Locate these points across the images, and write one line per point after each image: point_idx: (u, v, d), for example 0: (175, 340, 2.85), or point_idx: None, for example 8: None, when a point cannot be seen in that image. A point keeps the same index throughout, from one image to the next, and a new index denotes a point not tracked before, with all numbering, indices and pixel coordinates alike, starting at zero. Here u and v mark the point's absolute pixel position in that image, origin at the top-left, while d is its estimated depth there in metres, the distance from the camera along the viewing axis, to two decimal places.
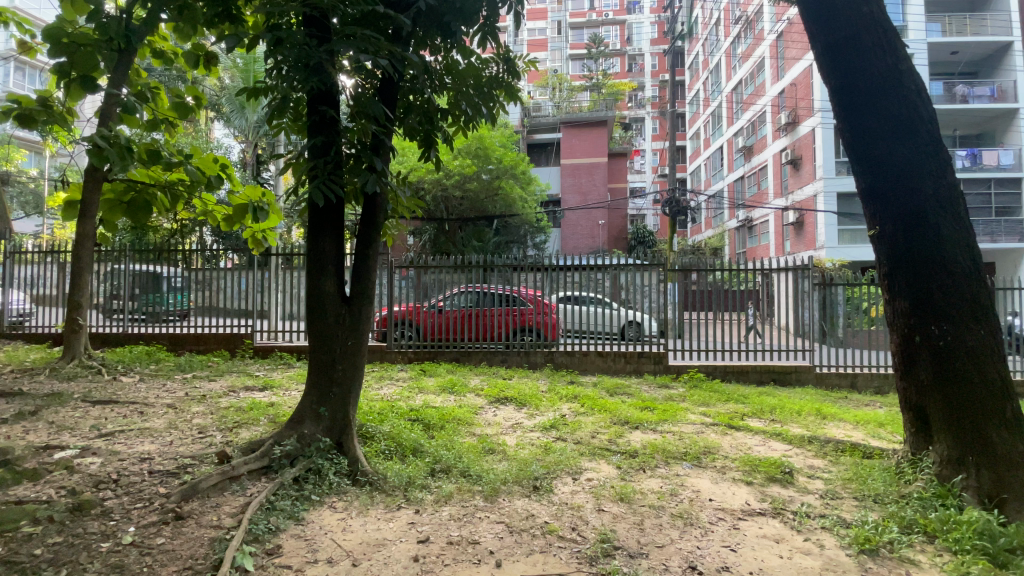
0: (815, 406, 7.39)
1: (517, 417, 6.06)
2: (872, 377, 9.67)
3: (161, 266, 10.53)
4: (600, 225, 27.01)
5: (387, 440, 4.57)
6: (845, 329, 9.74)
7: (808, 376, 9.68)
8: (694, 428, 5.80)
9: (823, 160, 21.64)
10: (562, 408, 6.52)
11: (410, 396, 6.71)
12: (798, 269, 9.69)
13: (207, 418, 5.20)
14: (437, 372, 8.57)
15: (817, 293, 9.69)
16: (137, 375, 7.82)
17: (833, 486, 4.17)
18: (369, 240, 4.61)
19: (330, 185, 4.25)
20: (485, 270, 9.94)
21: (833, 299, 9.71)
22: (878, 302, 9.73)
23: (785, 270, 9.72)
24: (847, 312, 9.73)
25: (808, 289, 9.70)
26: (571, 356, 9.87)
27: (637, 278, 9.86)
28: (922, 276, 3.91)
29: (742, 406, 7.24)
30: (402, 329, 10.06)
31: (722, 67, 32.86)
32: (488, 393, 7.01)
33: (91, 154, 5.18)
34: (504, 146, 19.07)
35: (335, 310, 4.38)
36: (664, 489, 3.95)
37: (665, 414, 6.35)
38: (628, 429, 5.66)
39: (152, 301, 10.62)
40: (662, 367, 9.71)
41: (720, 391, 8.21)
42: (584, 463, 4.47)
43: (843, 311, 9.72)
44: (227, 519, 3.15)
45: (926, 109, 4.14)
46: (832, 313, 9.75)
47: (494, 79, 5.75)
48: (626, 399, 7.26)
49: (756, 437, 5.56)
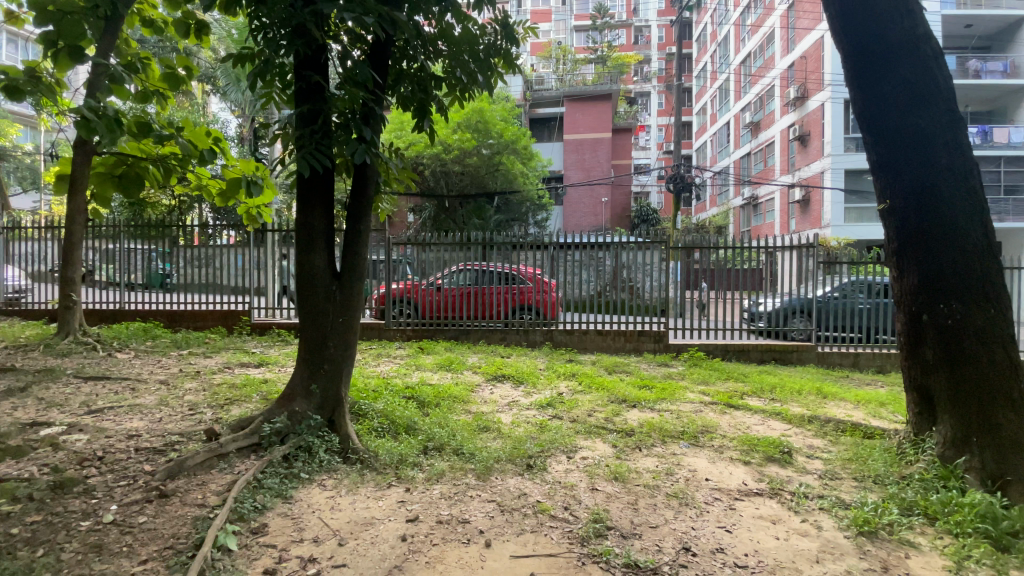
0: (817, 386, 7.32)
1: (514, 394, 6.00)
2: (875, 356, 9.55)
3: (161, 243, 10.44)
4: (603, 203, 26.59)
5: (380, 417, 4.49)
6: (850, 308, 9.65)
7: (811, 355, 9.58)
8: (693, 407, 5.72)
9: (831, 136, 21.25)
10: (559, 386, 6.47)
11: (406, 373, 6.67)
12: (802, 247, 9.48)
13: (198, 395, 5.14)
14: (435, 349, 8.51)
15: (822, 272, 9.48)
16: (132, 352, 7.76)
17: (832, 466, 4.11)
18: (360, 214, 4.47)
19: (318, 155, 4.13)
20: (485, 247, 9.76)
21: (836, 278, 9.54)
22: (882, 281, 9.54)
23: (790, 248, 9.51)
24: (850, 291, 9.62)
25: (812, 268, 9.50)
26: (571, 334, 9.75)
27: (639, 257, 9.73)
28: (931, 251, 3.76)
29: (742, 385, 7.17)
30: (400, 307, 9.98)
31: (731, 39, 32.05)
32: (485, 371, 6.96)
33: (79, 126, 5.01)
34: (505, 121, 18.66)
35: (325, 286, 4.29)
36: (660, 468, 3.88)
37: (663, 393, 6.27)
38: (626, 407, 5.59)
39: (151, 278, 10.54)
40: (663, 346, 9.62)
41: (720, 369, 8.14)
42: (580, 441, 4.41)
43: (847, 290, 9.61)
44: (212, 497, 3.11)
45: (944, 75, 3.91)
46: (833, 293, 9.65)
47: (491, 46, 5.50)
48: (624, 377, 7.21)
49: (755, 417, 5.48)
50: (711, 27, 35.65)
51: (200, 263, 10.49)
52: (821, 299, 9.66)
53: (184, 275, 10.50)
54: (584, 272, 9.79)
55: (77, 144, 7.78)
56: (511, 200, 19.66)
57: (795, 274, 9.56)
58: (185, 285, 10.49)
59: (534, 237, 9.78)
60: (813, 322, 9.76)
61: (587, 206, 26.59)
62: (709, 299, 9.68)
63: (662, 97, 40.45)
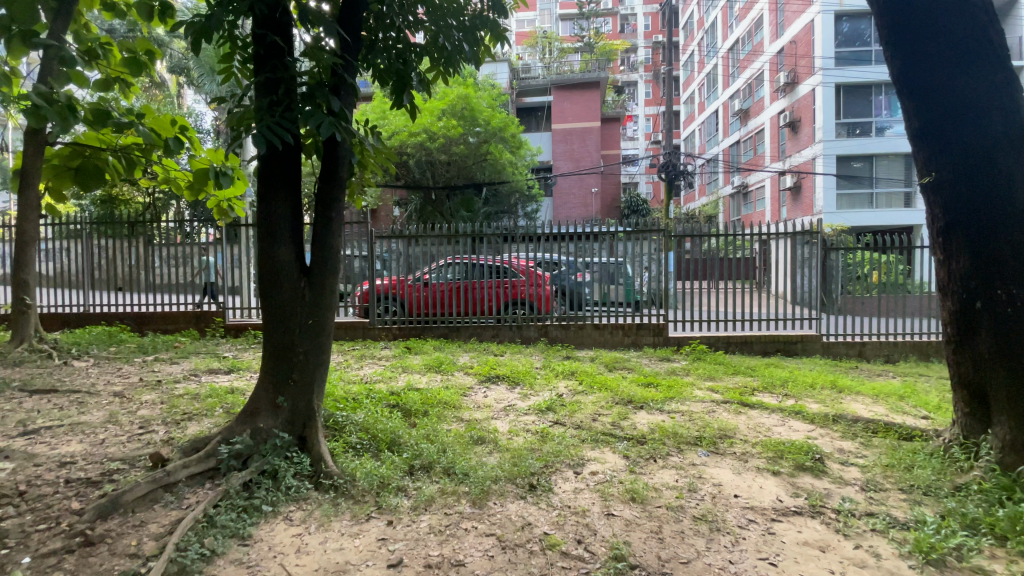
0: (829, 378, 6.90)
1: (510, 397, 5.49)
2: (881, 345, 9.22)
3: (136, 242, 9.75)
4: (593, 193, 26.07)
5: (359, 432, 3.93)
6: (848, 297, 9.27)
7: (816, 346, 9.19)
8: (704, 406, 5.25)
9: (823, 121, 20.90)
10: (559, 387, 5.95)
11: (392, 377, 6.11)
12: (797, 235, 9.19)
13: (154, 410, 4.55)
14: (423, 348, 7.98)
15: (819, 260, 9.19)
16: (92, 359, 7.08)
17: (873, 475, 3.66)
18: (332, 199, 3.98)
19: (279, 130, 3.55)
20: (474, 239, 9.22)
21: (831, 267, 9.20)
22: (877, 268, 9.21)
23: (783, 236, 9.20)
24: (844, 277, 9.23)
25: (807, 256, 9.23)
26: (566, 329, 9.26)
27: (632, 247, 9.21)
28: (987, 229, 3.38)
29: (752, 380, 6.74)
30: (385, 304, 9.39)
31: (718, 26, 31.66)
32: (478, 372, 6.42)
33: (27, 113, 4.30)
34: (492, 108, 18.00)
35: (293, 283, 3.79)
36: (682, 484, 3.40)
37: (670, 391, 5.79)
38: (632, 409, 5.10)
39: (121, 279, 9.84)
40: (663, 340, 9.16)
41: (726, 363, 7.68)
42: (587, 452, 3.91)
43: (843, 278, 9.24)
44: (150, 544, 2.56)
45: (994, 26, 3.49)
46: (830, 282, 9.25)
47: (478, 17, 5.00)
48: (626, 375, 6.72)
49: (773, 416, 5.02)
50: (698, 14, 35.29)
51: (174, 262, 9.79)
52: (817, 287, 9.28)
53: (159, 275, 9.81)
54: (578, 265, 9.28)
55: (28, 133, 7.03)
56: (500, 191, 19.07)
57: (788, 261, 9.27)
58: (156, 285, 9.82)
59: (525, 228, 9.21)
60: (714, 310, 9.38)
61: (577, 197, 26.06)
62: (705, 290, 9.24)
63: (649, 86, 40.08)
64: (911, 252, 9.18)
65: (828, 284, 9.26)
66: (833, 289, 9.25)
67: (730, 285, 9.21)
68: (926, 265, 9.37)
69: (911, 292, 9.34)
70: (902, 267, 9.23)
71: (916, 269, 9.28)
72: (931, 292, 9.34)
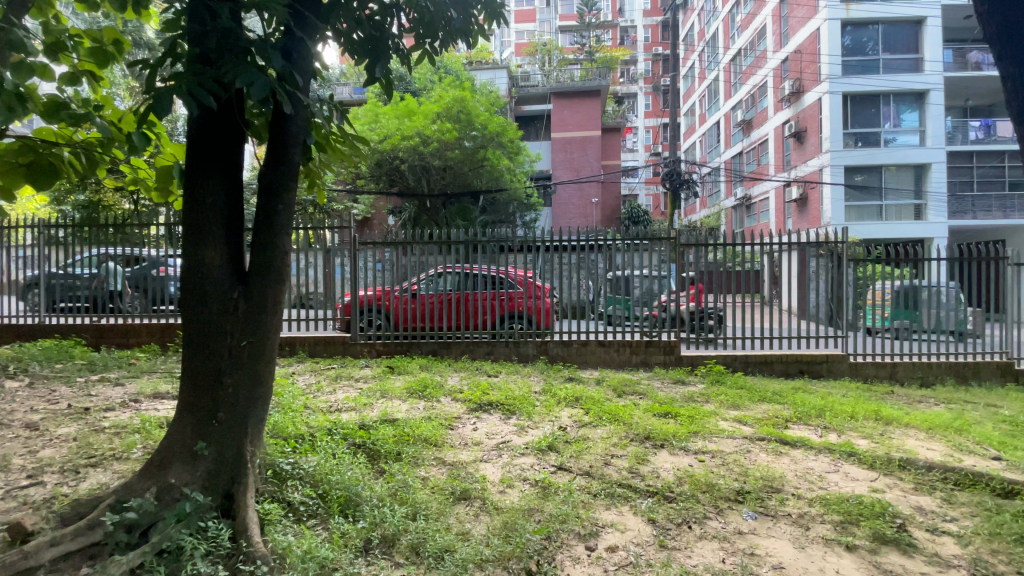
0: (870, 406, 6.05)
1: (505, 432, 4.59)
2: (915, 367, 8.42)
3: (120, 248, 8.79)
4: (593, 203, 25.39)
5: (307, 487, 3.06)
6: (864, 316, 8.55)
7: (843, 366, 8.34)
8: (737, 445, 4.37)
9: (830, 131, 20.21)
10: (561, 417, 5.06)
11: (366, 405, 5.22)
12: (805, 245, 8.32)
13: (60, 450, 3.67)
14: (408, 368, 7.10)
15: (827, 271, 8.36)
16: (27, 378, 6.17)
17: (975, 551, 2.89)
18: (278, 188, 3.16)
19: (199, 91, 2.73)
20: (471, 247, 8.40)
21: (843, 279, 8.36)
22: (887, 282, 8.38)
23: (791, 248, 8.29)
24: (856, 293, 8.41)
25: (816, 268, 8.39)
26: (567, 347, 8.40)
27: (635, 258, 8.37)
28: None
29: (782, 409, 5.89)
30: (369, 317, 8.56)
31: (720, 36, 31.26)
32: (467, 398, 5.52)
33: None
34: (490, 111, 17.24)
35: (223, 294, 2.96)
36: (733, 567, 2.62)
37: (691, 425, 4.91)
38: (651, 449, 4.22)
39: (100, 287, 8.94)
40: (674, 359, 8.31)
41: (748, 387, 6.80)
42: (602, 514, 3.09)
43: (858, 294, 8.41)
44: None
45: None
46: (841, 295, 8.41)
47: None
48: (638, 402, 5.84)
49: (822, 459, 4.16)
50: (699, 25, 34.96)
51: (156, 271, 8.91)
52: (831, 302, 8.42)
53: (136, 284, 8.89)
54: (574, 276, 8.43)
55: None
56: (497, 199, 18.36)
57: (794, 277, 8.38)
58: (134, 294, 8.91)
59: (523, 237, 8.37)
60: (724, 329, 8.47)
61: (576, 207, 25.30)
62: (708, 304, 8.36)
63: (650, 98, 39.76)
64: (922, 263, 8.34)
65: (842, 301, 8.40)
66: (842, 306, 8.40)
67: (733, 299, 8.32)
68: (941, 278, 8.41)
69: (922, 307, 8.60)
70: (913, 281, 8.42)
71: (929, 283, 8.47)
72: (950, 308, 8.59)
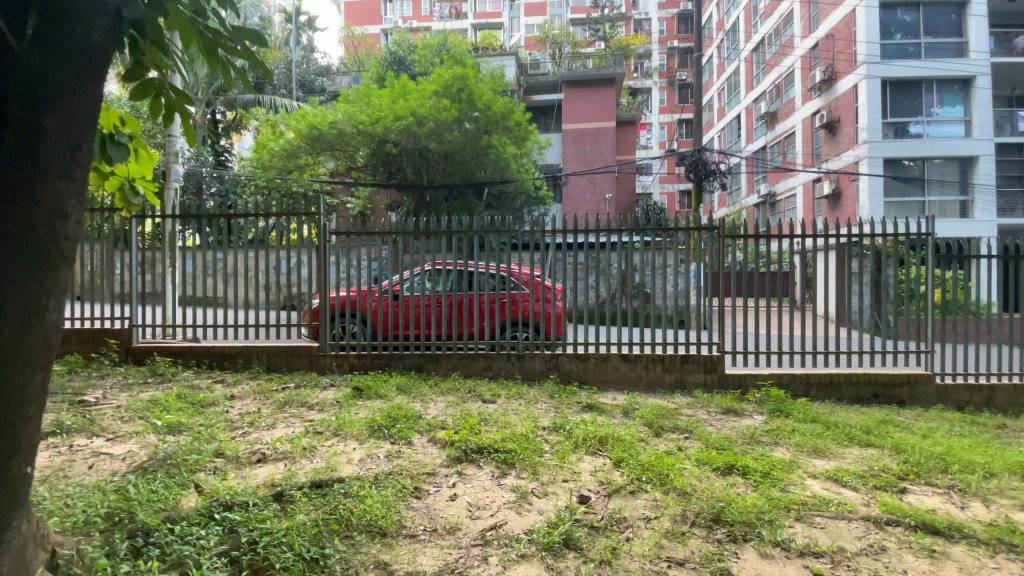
0: (1002, 453, 4.43)
1: (498, 505, 3.03)
2: (1016, 391, 6.73)
3: None
4: (607, 199, 23.72)
5: None
6: (950, 323, 6.75)
7: (928, 390, 6.67)
8: (862, 539, 2.79)
9: (868, 119, 18.25)
10: (583, 475, 3.47)
11: (305, 452, 3.67)
12: (849, 244, 6.64)
13: None
14: (381, 391, 5.53)
15: (869, 275, 6.69)
16: None
17: None
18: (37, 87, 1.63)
19: None
20: (471, 241, 6.86)
21: (886, 282, 6.71)
22: (944, 286, 6.72)
23: (828, 247, 6.68)
24: (917, 304, 6.76)
25: (858, 271, 6.68)
26: (582, 362, 6.83)
27: (656, 258, 6.75)
28: None
29: (887, 456, 4.26)
30: (343, 324, 7.01)
31: (741, 24, 29.44)
32: (448, 441, 3.94)
33: None
34: (494, 93, 15.64)
35: None
36: None
37: (773, 491, 3.33)
38: (730, 547, 2.67)
39: None
40: (717, 379, 6.70)
41: (824, 420, 5.18)
42: None
43: (920, 302, 6.72)
44: None
45: None
46: (886, 302, 6.76)
47: None
48: (686, 445, 4.23)
49: (1008, 569, 2.64)
50: (718, 14, 33.14)
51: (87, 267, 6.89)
52: (876, 307, 6.77)
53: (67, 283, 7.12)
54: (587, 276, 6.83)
55: None
56: (505, 192, 17.23)
57: (840, 282, 6.71)
58: None
59: (530, 229, 6.79)
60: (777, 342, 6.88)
61: (590, 202, 23.70)
62: (739, 310, 6.76)
63: (664, 91, 37.82)
64: (974, 262, 6.66)
65: (916, 316, 6.76)
66: (895, 320, 6.76)
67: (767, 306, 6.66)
68: (987, 280, 6.77)
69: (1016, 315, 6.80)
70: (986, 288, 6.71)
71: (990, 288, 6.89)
72: None
